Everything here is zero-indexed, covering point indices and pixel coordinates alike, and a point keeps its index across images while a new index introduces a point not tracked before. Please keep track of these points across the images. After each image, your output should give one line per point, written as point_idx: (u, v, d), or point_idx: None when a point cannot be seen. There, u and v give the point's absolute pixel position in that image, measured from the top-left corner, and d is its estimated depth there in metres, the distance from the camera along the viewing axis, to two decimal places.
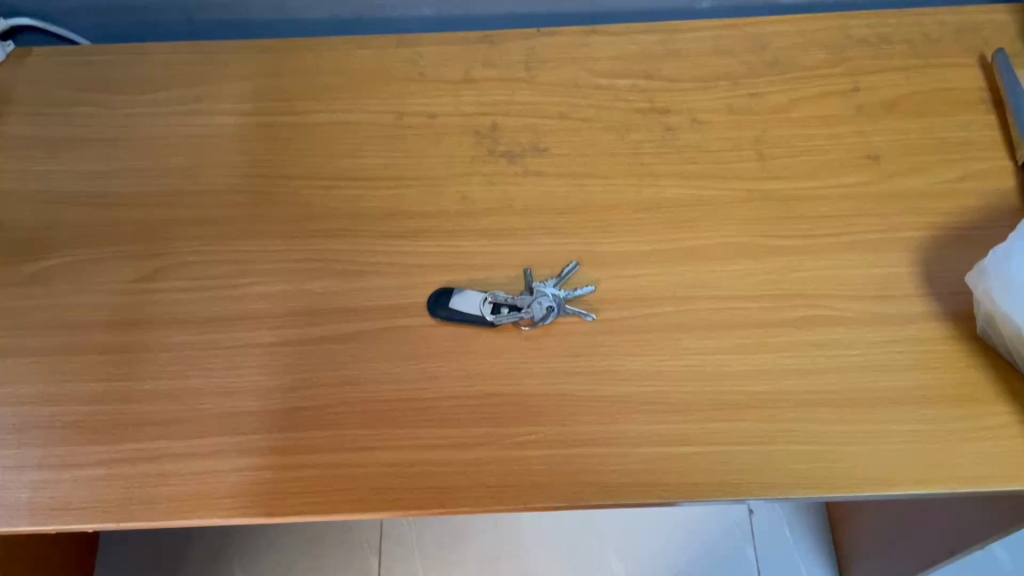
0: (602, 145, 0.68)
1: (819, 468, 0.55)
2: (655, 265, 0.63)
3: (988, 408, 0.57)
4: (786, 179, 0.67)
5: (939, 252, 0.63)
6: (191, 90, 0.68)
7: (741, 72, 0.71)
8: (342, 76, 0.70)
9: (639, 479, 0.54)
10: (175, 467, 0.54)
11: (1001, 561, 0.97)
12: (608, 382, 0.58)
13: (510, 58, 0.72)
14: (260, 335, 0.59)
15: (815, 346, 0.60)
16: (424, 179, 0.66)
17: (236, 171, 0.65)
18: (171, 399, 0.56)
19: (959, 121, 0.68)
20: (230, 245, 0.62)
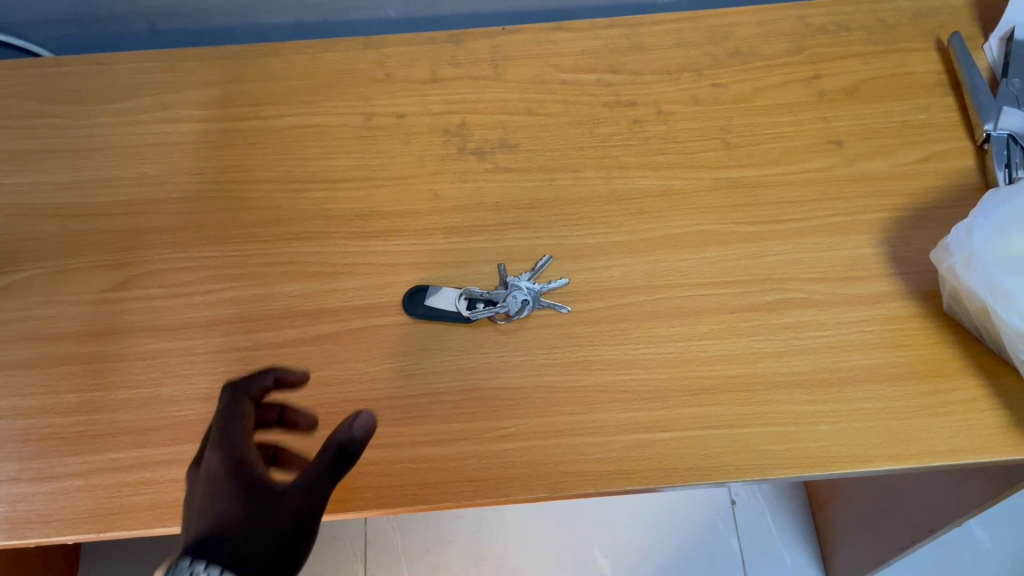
0: (571, 140, 0.64)
1: (795, 449, 0.51)
2: (606, 252, 0.59)
3: (959, 381, 0.53)
4: (753, 166, 0.62)
5: (906, 231, 0.59)
6: (156, 99, 0.67)
7: (706, 63, 0.67)
8: (305, 81, 0.67)
9: (592, 469, 0.51)
10: (155, 475, 0.51)
11: (980, 539, 1.01)
12: (559, 374, 0.54)
13: (475, 56, 0.68)
14: (235, 340, 0.56)
15: (777, 355, 0.55)
16: (397, 180, 0.62)
17: (206, 179, 0.63)
18: (145, 406, 0.54)
19: (919, 105, 0.64)
20: (210, 249, 0.60)
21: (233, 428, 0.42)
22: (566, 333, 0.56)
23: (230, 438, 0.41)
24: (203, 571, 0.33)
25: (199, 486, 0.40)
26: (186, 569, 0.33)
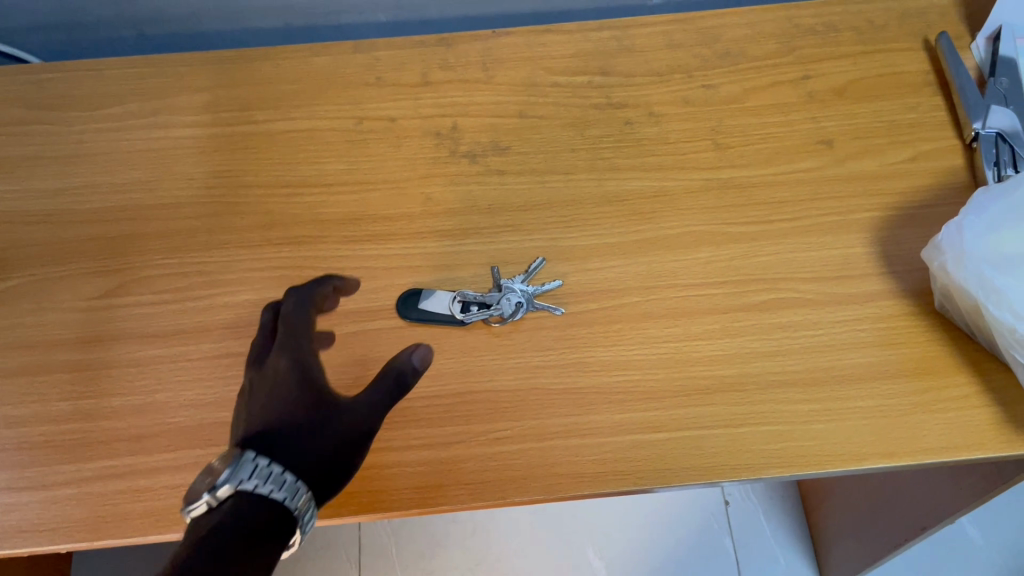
0: (563, 142, 0.64)
1: (790, 448, 0.51)
2: (599, 254, 0.59)
3: (951, 378, 0.53)
4: (744, 167, 0.62)
5: (897, 230, 0.59)
6: (146, 104, 0.67)
7: (696, 65, 0.67)
8: (296, 85, 0.67)
9: (588, 471, 0.51)
10: (149, 482, 0.51)
11: (972, 537, 1.01)
12: (554, 376, 0.54)
13: (465, 59, 0.68)
14: (228, 346, 0.56)
15: (771, 354, 0.55)
16: (389, 184, 0.62)
17: (197, 184, 0.63)
18: (138, 413, 0.53)
19: (907, 105, 0.65)
20: (201, 254, 0.60)
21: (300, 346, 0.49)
22: (561, 335, 0.56)
23: (299, 352, 0.49)
24: (263, 465, 0.41)
25: (268, 384, 0.47)
26: (250, 462, 0.41)
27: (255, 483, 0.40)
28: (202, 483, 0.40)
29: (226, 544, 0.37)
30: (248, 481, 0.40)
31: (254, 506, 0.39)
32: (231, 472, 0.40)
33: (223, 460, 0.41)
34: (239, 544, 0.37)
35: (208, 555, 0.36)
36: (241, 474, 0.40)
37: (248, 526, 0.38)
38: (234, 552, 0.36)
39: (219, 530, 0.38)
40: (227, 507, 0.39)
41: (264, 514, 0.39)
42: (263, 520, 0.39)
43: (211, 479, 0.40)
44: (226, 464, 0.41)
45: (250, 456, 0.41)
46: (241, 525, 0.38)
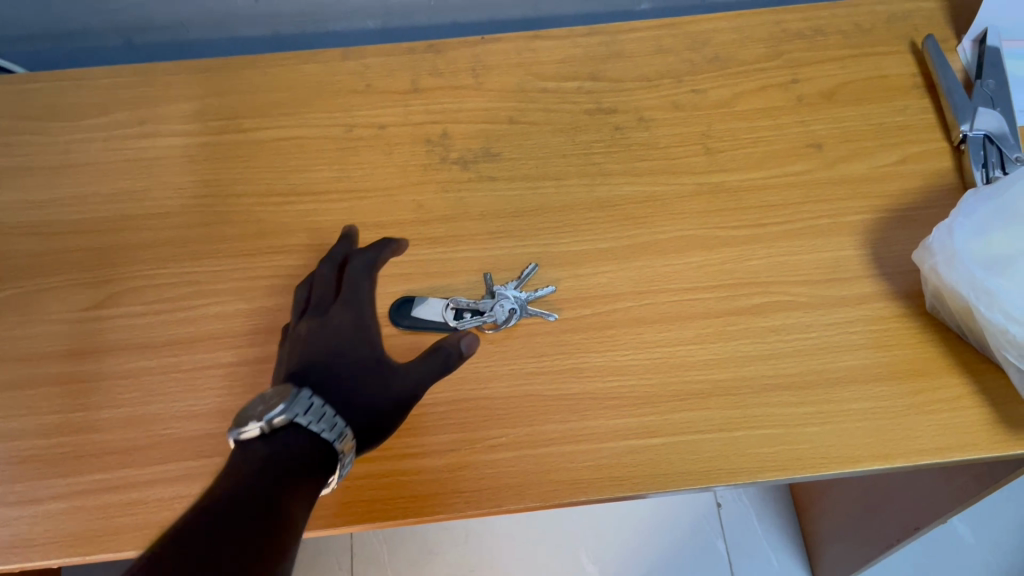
0: (553, 148, 0.64)
1: (785, 451, 0.51)
2: (591, 260, 0.59)
3: (943, 379, 0.53)
4: (734, 171, 0.63)
5: (887, 232, 0.60)
6: (133, 114, 0.66)
7: (685, 70, 0.67)
8: (284, 93, 0.67)
9: (584, 476, 0.51)
10: (141, 495, 0.51)
11: (964, 536, 1.02)
12: (548, 382, 0.54)
13: (455, 66, 0.68)
14: (219, 356, 0.56)
15: (764, 358, 0.55)
16: (380, 192, 0.62)
17: (186, 194, 0.63)
18: (129, 426, 0.53)
19: (895, 108, 0.65)
20: (191, 264, 0.59)
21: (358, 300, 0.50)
22: (555, 341, 0.56)
23: (357, 306, 0.50)
24: (316, 402, 0.42)
25: (325, 331, 0.48)
26: (305, 399, 0.41)
27: (310, 419, 0.40)
28: (255, 408, 0.40)
29: (280, 473, 0.37)
30: (304, 415, 0.40)
31: (305, 440, 0.40)
32: (290, 402, 0.40)
33: (274, 391, 0.41)
34: (293, 473, 0.38)
35: (268, 480, 0.36)
36: (297, 407, 0.40)
37: (301, 459, 0.39)
38: (287, 481, 0.37)
39: (270, 459, 0.38)
40: (280, 437, 0.39)
41: (314, 450, 0.40)
42: (313, 455, 0.40)
43: (267, 405, 0.40)
44: (280, 395, 0.41)
45: (305, 392, 0.41)
46: (293, 457, 0.39)
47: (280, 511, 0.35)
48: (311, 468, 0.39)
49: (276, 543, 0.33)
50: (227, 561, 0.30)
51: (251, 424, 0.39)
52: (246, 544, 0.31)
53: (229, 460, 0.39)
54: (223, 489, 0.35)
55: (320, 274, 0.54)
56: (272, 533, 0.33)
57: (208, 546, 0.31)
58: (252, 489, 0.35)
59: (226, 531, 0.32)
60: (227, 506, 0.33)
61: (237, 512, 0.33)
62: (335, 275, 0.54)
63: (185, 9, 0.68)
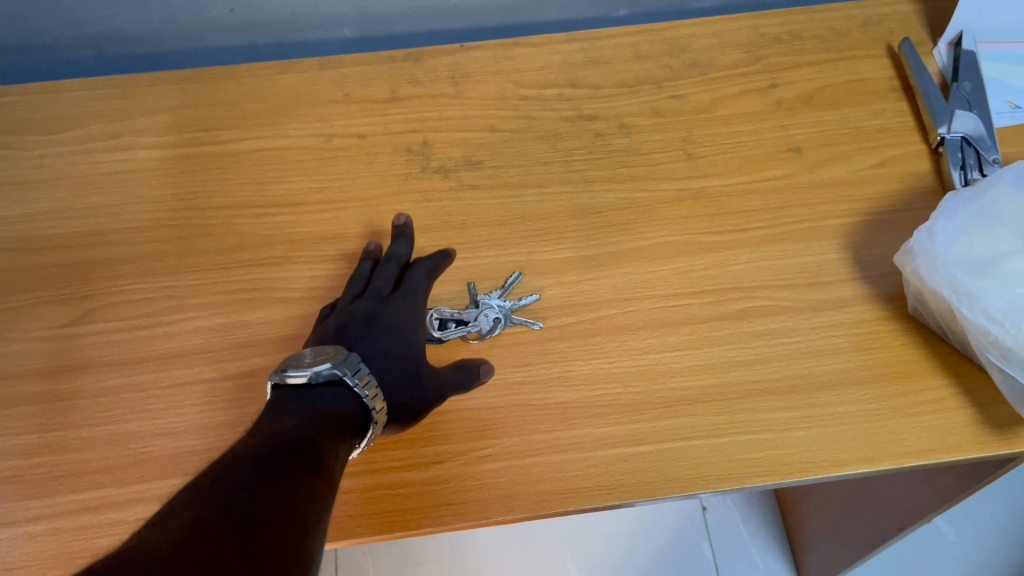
0: (535, 155, 0.64)
1: (771, 456, 0.51)
2: (574, 268, 0.59)
3: (926, 381, 0.54)
4: (715, 176, 0.63)
5: (868, 235, 0.60)
6: (108, 127, 0.65)
7: (665, 76, 0.67)
8: (262, 103, 0.66)
9: (572, 486, 0.51)
10: (122, 515, 0.50)
11: (946, 535, 1.02)
12: (534, 392, 0.54)
13: (434, 74, 0.67)
14: (199, 371, 0.55)
15: (749, 363, 0.55)
16: (360, 202, 0.62)
17: (163, 207, 0.62)
18: (109, 445, 0.52)
19: (873, 111, 0.66)
20: (169, 278, 0.59)
21: (410, 296, 0.54)
22: (540, 350, 0.55)
23: (408, 301, 0.54)
24: (363, 369, 0.45)
25: (378, 316, 0.52)
26: (354, 363, 0.45)
27: (352, 381, 0.44)
28: (303, 360, 0.44)
29: (314, 428, 0.41)
30: (347, 376, 0.44)
31: (343, 400, 0.44)
32: (336, 362, 0.44)
33: (322, 350, 0.46)
34: (325, 429, 0.41)
35: (300, 434, 0.40)
36: (348, 369, 0.44)
37: (334, 416, 0.42)
38: (319, 438, 0.40)
39: (306, 414, 0.42)
40: (321, 391, 0.43)
41: (349, 410, 0.43)
42: (348, 414, 0.43)
43: (315, 360, 0.44)
44: (328, 353, 0.45)
45: (355, 357, 0.45)
46: (329, 414, 0.42)
47: (309, 462, 0.38)
48: (344, 425, 0.42)
49: (306, 486, 0.36)
50: (260, 497, 0.33)
51: (297, 373, 0.44)
52: (277, 487, 0.34)
53: (272, 404, 0.43)
54: (260, 440, 0.39)
55: (380, 268, 0.56)
56: (301, 478, 0.36)
57: (243, 487, 0.34)
58: (285, 442, 0.38)
59: (259, 476, 0.35)
60: (262, 457, 0.37)
61: (270, 461, 0.36)
62: (396, 274, 0.56)
63: (159, 20, 0.67)
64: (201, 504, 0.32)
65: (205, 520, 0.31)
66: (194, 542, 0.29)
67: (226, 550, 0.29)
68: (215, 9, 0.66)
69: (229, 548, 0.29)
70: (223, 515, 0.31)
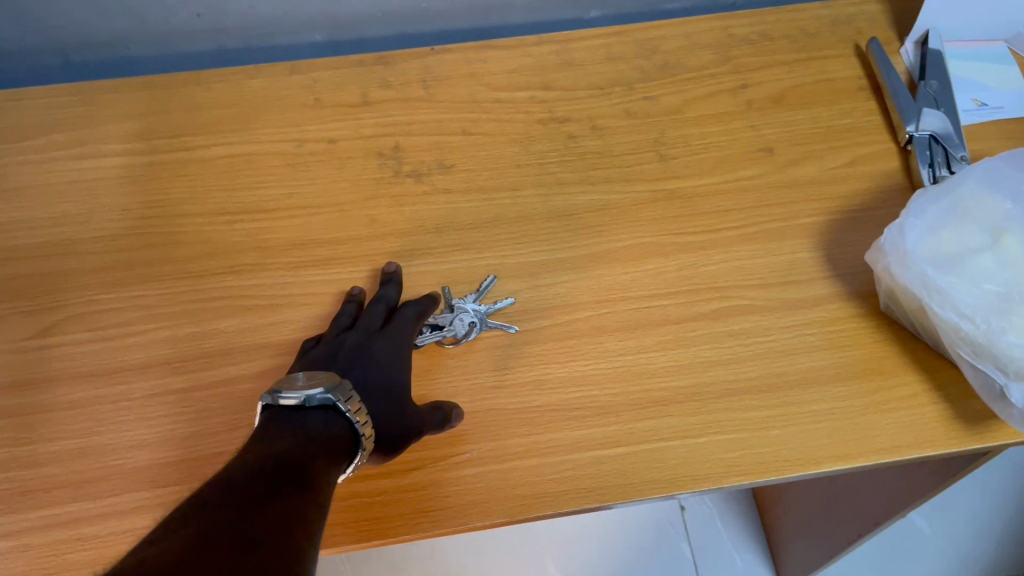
0: (508, 158, 0.64)
1: (749, 455, 0.51)
2: (549, 270, 0.59)
3: (899, 377, 0.54)
4: (688, 176, 0.63)
5: (839, 233, 0.60)
6: (74, 134, 0.64)
7: (636, 78, 0.67)
8: (231, 109, 0.65)
9: (550, 489, 0.50)
10: (93, 529, 0.49)
11: (921, 528, 1.03)
12: (511, 396, 0.54)
13: (405, 78, 0.67)
14: (171, 382, 0.54)
15: (725, 362, 0.55)
16: (332, 207, 0.61)
17: (131, 215, 0.61)
18: (79, 458, 0.51)
19: (843, 110, 0.66)
20: (138, 288, 0.58)
21: (399, 334, 0.52)
22: (516, 353, 0.55)
23: (398, 338, 0.52)
24: (355, 398, 0.43)
25: (369, 350, 0.50)
26: (347, 392, 0.43)
27: (345, 407, 0.43)
28: (296, 383, 0.42)
29: (307, 450, 0.39)
30: (341, 401, 0.42)
31: (335, 425, 0.42)
32: (330, 387, 0.42)
33: (316, 376, 0.44)
34: (318, 451, 0.39)
35: (294, 454, 0.38)
36: (341, 397, 0.43)
37: (327, 438, 0.40)
38: (311, 459, 0.38)
39: (298, 435, 0.40)
40: (314, 415, 0.42)
41: (341, 435, 0.42)
42: (340, 440, 0.41)
43: (309, 384, 0.43)
44: (321, 379, 0.43)
45: (348, 384, 0.44)
46: (321, 437, 0.40)
47: (303, 483, 0.36)
48: (337, 448, 0.41)
49: (301, 508, 0.34)
50: (257, 516, 0.31)
51: (289, 396, 0.42)
52: (272, 507, 0.32)
53: (262, 425, 0.41)
54: (252, 459, 0.37)
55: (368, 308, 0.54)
56: (296, 498, 0.34)
57: (242, 501, 0.32)
58: (277, 461, 0.36)
59: (254, 495, 0.33)
60: (254, 475, 0.34)
61: (263, 480, 0.34)
62: (383, 315, 0.54)
63: (125, 25, 0.66)
64: (196, 521, 0.30)
65: (203, 536, 0.29)
66: (193, 558, 0.27)
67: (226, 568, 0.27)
68: (182, 14, 0.65)
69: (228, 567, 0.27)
70: (220, 532, 0.29)
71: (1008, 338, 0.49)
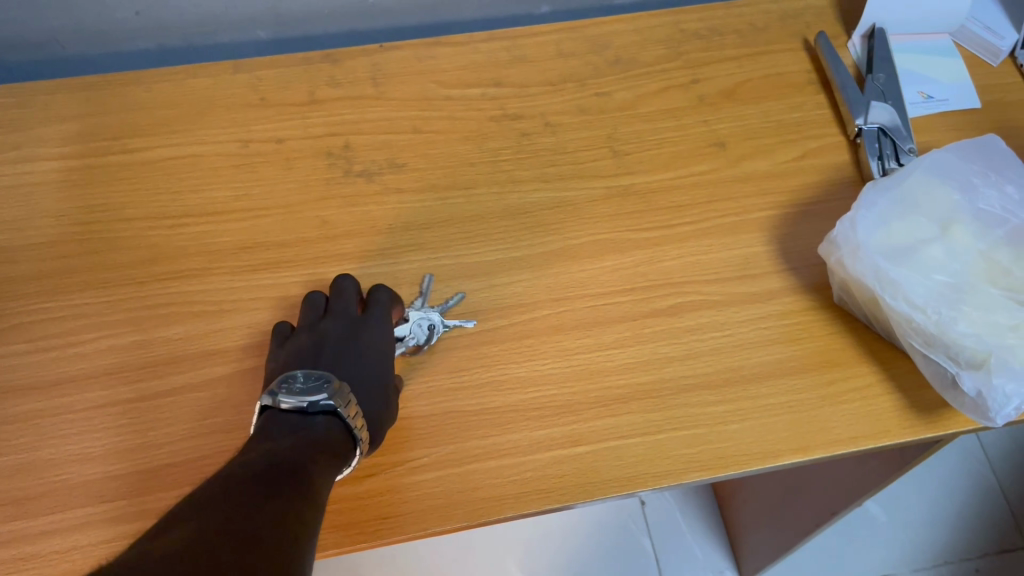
0: (460, 156, 0.63)
1: (708, 450, 0.51)
2: (505, 269, 0.58)
3: (854, 368, 0.54)
4: (642, 172, 0.63)
5: (792, 227, 0.61)
6: (7, 138, 0.62)
7: (588, 74, 0.67)
8: (174, 109, 0.63)
9: (510, 491, 0.50)
10: (35, 548, 0.47)
11: (876, 515, 1.05)
12: (468, 397, 0.53)
13: (354, 75, 0.66)
14: (114, 393, 0.52)
15: (682, 358, 0.55)
16: (281, 209, 0.60)
17: (70, 221, 0.59)
18: (18, 475, 0.49)
19: (793, 104, 0.66)
20: (78, 296, 0.56)
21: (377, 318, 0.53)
22: (472, 354, 0.54)
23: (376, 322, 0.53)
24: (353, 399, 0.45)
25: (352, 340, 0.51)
26: (346, 395, 0.45)
27: (345, 411, 0.44)
28: (294, 387, 0.44)
29: (308, 453, 0.40)
30: (341, 406, 0.44)
31: (334, 428, 0.44)
32: (331, 393, 0.44)
33: (315, 376, 0.46)
34: (316, 452, 0.41)
35: (294, 456, 0.39)
36: (341, 401, 0.44)
37: (325, 441, 0.42)
38: (310, 461, 0.40)
39: (299, 439, 0.41)
40: (314, 419, 0.44)
41: (341, 439, 0.44)
42: (341, 443, 0.43)
43: (308, 388, 0.44)
44: (320, 381, 0.45)
45: (346, 387, 0.45)
46: (319, 441, 0.42)
47: (302, 482, 0.37)
48: (335, 450, 0.43)
49: (298, 507, 0.35)
50: (256, 516, 0.32)
51: (289, 399, 0.44)
52: (271, 505, 0.34)
53: (261, 425, 0.43)
54: (254, 459, 0.38)
55: (340, 287, 0.54)
56: (293, 498, 0.35)
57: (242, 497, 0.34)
58: (278, 463, 0.38)
59: (252, 496, 0.34)
60: (256, 475, 0.36)
61: (263, 479, 0.36)
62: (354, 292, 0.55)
63: (59, 24, 0.63)
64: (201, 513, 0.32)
65: (203, 535, 0.30)
66: (193, 555, 0.28)
67: (225, 565, 0.28)
68: (120, 12, 0.63)
69: (227, 563, 0.29)
70: (219, 530, 0.31)
71: (959, 328, 0.50)
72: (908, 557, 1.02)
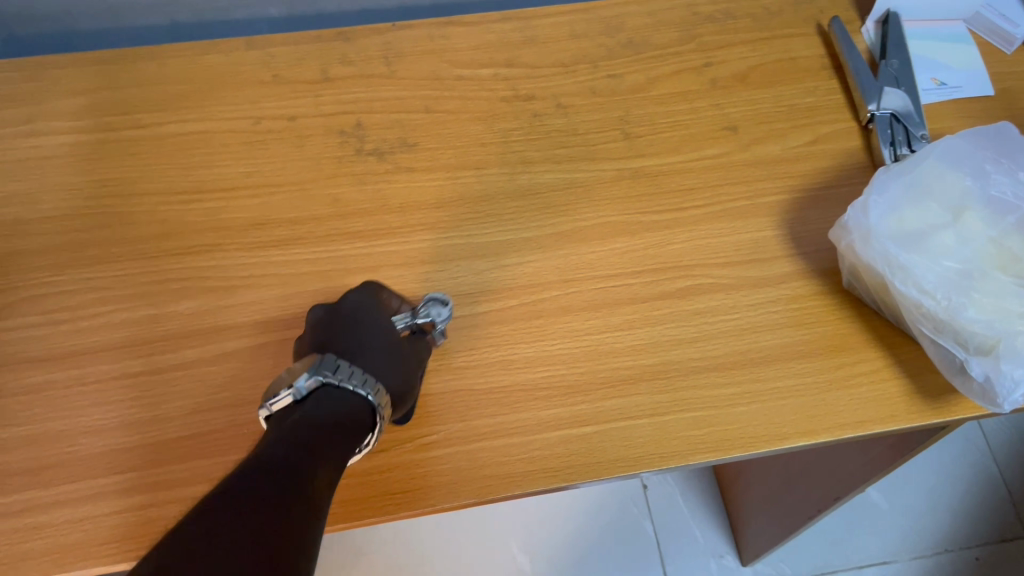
0: (471, 136, 0.63)
1: (714, 433, 0.52)
2: (515, 250, 0.58)
3: (861, 354, 0.55)
4: (652, 156, 0.63)
5: (802, 212, 0.61)
6: (20, 111, 0.62)
7: (601, 55, 0.67)
8: (186, 85, 0.63)
9: (518, 470, 0.50)
10: (48, 518, 0.47)
11: (878, 503, 1.05)
12: (478, 375, 0.53)
13: (366, 54, 0.66)
14: (126, 366, 0.52)
15: (690, 341, 0.55)
16: (292, 186, 0.60)
17: (82, 194, 0.59)
18: (31, 445, 0.49)
19: (806, 88, 0.66)
20: (91, 270, 0.56)
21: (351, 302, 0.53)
22: (482, 334, 0.55)
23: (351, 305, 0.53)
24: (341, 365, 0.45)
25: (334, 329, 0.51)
26: (330, 364, 0.44)
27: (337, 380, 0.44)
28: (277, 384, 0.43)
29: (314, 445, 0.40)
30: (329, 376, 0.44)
31: (339, 401, 0.44)
32: (313, 369, 0.43)
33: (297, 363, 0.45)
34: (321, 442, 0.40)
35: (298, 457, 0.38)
36: (326, 371, 0.44)
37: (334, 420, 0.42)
38: (308, 465, 0.38)
39: (287, 442, 0.39)
40: (313, 401, 0.43)
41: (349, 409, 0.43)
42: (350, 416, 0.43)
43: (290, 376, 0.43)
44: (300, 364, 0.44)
45: (329, 356, 0.45)
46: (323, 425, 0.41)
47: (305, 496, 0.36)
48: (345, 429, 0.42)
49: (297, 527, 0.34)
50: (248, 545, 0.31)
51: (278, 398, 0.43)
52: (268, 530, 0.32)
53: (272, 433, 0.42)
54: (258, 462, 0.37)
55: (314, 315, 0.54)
56: (293, 511, 0.34)
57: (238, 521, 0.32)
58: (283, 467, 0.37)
59: (250, 525, 0.32)
60: (248, 501, 0.34)
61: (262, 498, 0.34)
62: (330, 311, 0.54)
63: None
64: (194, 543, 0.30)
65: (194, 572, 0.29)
66: None
67: None
68: None
69: None
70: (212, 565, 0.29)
71: (969, 313, 0.50)
72: (906, 545, 1.03)
